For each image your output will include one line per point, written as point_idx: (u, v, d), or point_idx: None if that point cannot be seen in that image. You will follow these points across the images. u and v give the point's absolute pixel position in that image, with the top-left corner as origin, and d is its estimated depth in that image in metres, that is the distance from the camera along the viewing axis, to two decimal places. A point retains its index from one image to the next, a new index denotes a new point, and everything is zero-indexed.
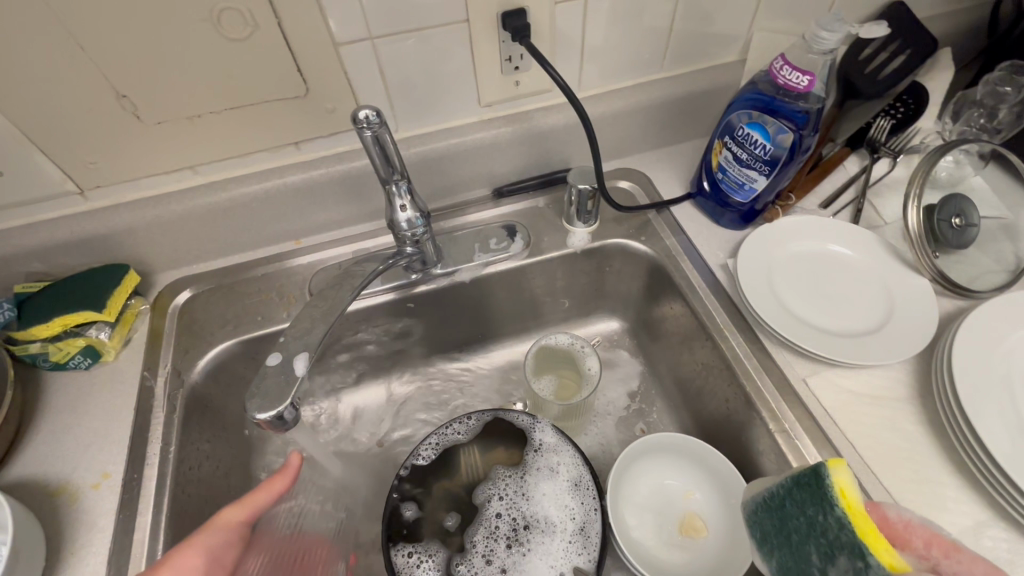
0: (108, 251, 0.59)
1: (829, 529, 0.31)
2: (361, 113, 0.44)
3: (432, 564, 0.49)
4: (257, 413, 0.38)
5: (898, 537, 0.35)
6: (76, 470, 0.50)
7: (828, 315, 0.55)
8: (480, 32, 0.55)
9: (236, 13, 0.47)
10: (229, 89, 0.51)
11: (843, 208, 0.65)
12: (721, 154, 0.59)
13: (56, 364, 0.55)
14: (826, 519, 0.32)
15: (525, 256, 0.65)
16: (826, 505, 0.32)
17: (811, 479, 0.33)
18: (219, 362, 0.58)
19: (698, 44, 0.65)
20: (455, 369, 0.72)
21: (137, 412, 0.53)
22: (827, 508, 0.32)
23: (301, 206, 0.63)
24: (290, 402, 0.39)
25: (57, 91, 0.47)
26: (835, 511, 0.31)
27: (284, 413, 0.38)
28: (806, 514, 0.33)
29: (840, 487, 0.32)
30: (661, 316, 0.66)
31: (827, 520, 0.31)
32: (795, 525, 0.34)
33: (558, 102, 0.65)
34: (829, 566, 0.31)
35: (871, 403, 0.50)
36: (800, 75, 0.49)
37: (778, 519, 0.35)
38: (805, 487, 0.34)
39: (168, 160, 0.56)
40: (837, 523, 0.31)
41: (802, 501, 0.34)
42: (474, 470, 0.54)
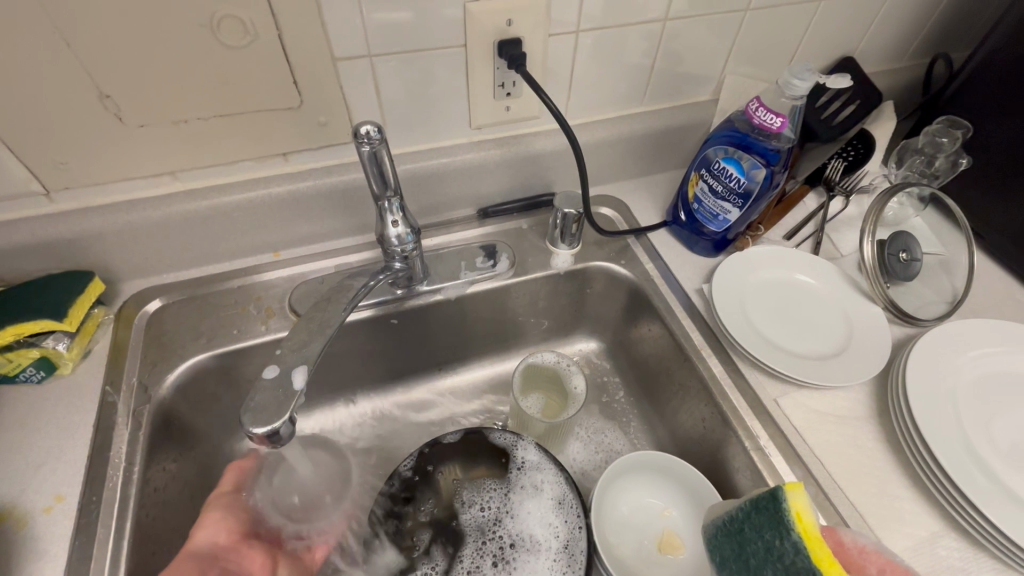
0: (72, 256, 0.56)
1: (786, 554, 0.34)
2: (363, 127, 0.45)
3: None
4: (252, 427, 0.36)
5: (853, 564, 0.38)
6: (25, 493, 0.46)
7: (794, 339, 0.59)
8: (476, 58, 0.57)
9: (236, 22, 0.46)
10: (221, 97, 0.51)
11: (805, 240, 0.71)
12: (697, 186, 0.63)
13: (4, 376, 0.51)
14: (783, 544, 0.34)
15: (510, 275, 0.66)
16: (783, 529, 0.35)
17: (769, 502, 0.36)
18: (190, 376, 0.56)
19: (676, 82, 0.70)
20: (435, 387, 0.72)
21: (97, 430, 0.50)
22: (784, 533, 0.35)
23: (285, 218, 0.61)
24: (289, 417, 0.37)
25: (33, 86, 0.45)
26: (791, 535, 0.34)
27: (280, 429, 0.37)
28: (763, 538, 0.36)
29: (796, 511, 0.35)
30: (638, 337, 0.68)
31: (783, 544, 0.34)
32: (753, 549, 0.37)
33: (545, 128, 0.67)
34: None
35: (836, 422, 0.54)
36: (774, 117, 0.53)
37: (738, 543, 0.38)
38: (764, 510, 0.36)
39: (148, 165, 0.54)
40: (793, 548, 0.34)
41: (759, 526, 0.37)
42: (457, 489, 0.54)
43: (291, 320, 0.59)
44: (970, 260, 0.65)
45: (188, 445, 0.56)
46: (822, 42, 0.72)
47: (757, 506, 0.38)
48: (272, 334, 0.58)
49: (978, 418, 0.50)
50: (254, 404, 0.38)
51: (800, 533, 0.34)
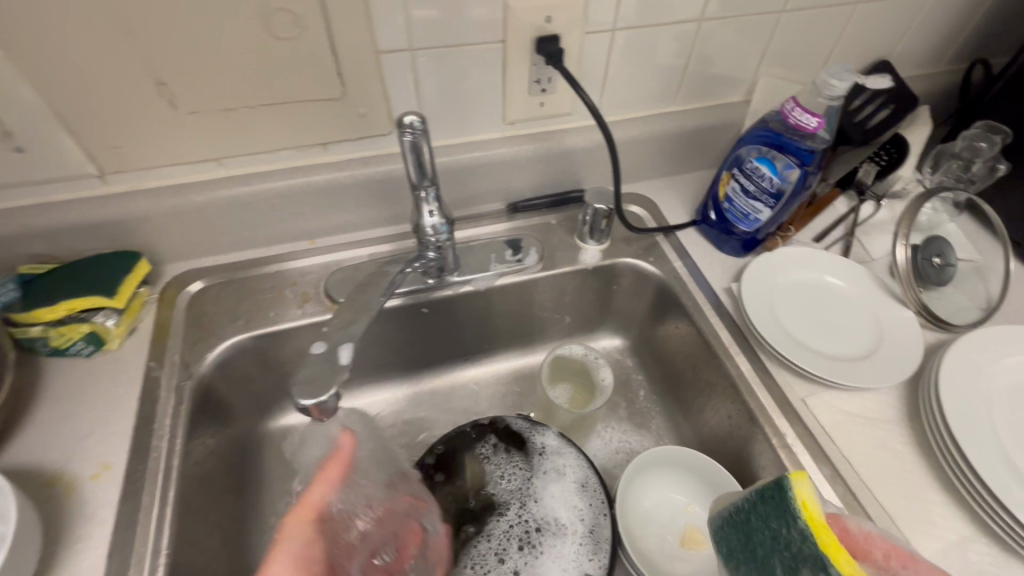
0: (121, 237, 0.58)
1: (793, 543, 0.32)
2: (407, 118, 0.46)
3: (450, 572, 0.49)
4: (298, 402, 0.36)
5: (860, 549, 0.35)
6: (74, 459, 0.48)
7: (824, 339, 0.58)
8: (514, 54, 0.58)
9: (288, 14, 0.48)
10: (268, 86, 0.52)
11: (834, 243, 0.70)
12: (728, 185, 0.63)
13: (55, 349, 0.53)
14: (790, 532, 0.33)
15: (539, 269, 0.67)
16: (789, 519, 0.33)
17: (774, 492, 0.34)
18: (229, 356, 0.58)
19: (708, 82, 0.70)
20: (460, 378, 0.73)
21: (142, 403, 0.52)
22: (790, 521, 0.33)
23: (322, 207, 0.63)
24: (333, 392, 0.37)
25: (95, 72, 0.47)
26: (798, 524, 0.32)
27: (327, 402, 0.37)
28: (770, 529, 0.34)
29: (802, 500, 0.33)
30: (664, 335, 0.68)
31: (790, 534, 0.32)
32: (759, 540, 0.35)
33: (577, 125, 0.68)
34: None
35: (865, 424, 0.53)
36: (811, 117, 0.53)
37: (744, 535, 0.36)
38: (769, 500, 0.35)
39: (196, 151, 0.56)
40: (800, 536, 0.32)
41: (765, 516, 0.35)
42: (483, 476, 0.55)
43: (326, 306, 0.61)
44: (1006, 267, 0.64)
45: (224, 422, 0.58)
46: (858, 45, 0.72)
47: (764, 495, 0.36)
48: (308, 318, 0.60)
49: (1012, 425, 0.50)
50: (300, 378, 0.39)
51: (807, 521, 0.32)
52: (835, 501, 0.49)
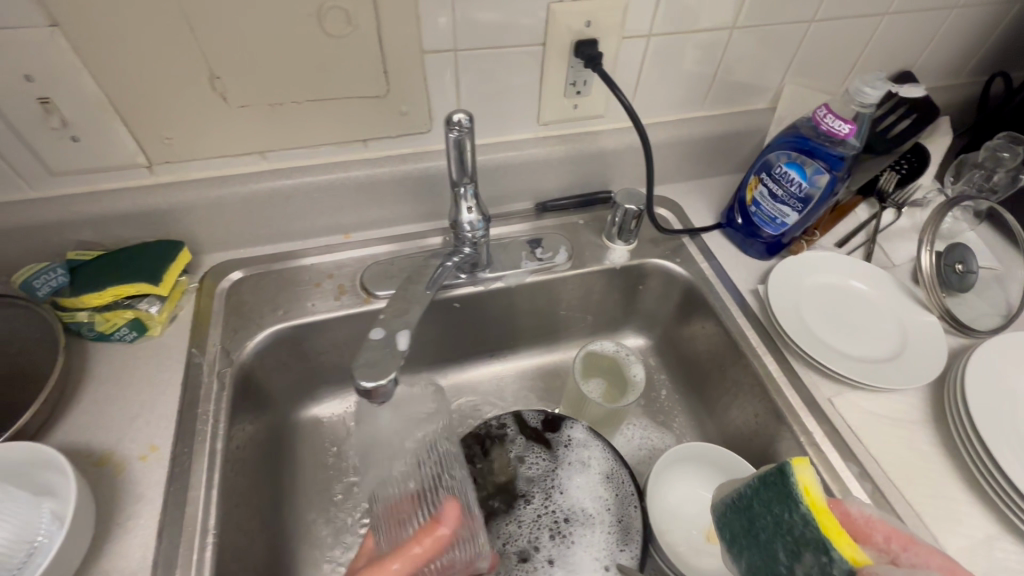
0: (165, 226, 0.60)
1: (795, 527, 0.33)
2: (456, 115, 0.48)
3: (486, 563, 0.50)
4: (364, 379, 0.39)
5: (860, 533, 0.35)
6: (122, 441, 0.49)
7: (847, 341, 0.60)
8: (553, 56, 0.59)
9: (341, 13, 0.49)
10: (316, 82, 0.54)
11: (856, 249, 0.72)
12: (756, 189, 0.65)
13: (101, 334, 0.55)
14: (792, 516, 0.34)
15: (568, 267, 0.68)
16: (791, 503, 0.34)
17: (776, 478, 0.35)
18: (268, 345, 0.59)
19: (736, 88, 0.72)
20: (485, 373, 0.74)
21: (186, 388, 0.53)
22: (792, 506, 0.34)
23: (359, 201, 0.65)
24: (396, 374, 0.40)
25: (153, 64, 0.49)
26: (800, 508, 0.33)
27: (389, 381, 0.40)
28: (772, 513, 0.35)
29: (804, 485, 0.34)
30: (689, 335, 0.70)
31: (793, 518, 0.34)
32: (761, 525, 0.36)
33: (608, 128, 0.69)
34: (795, 562, 0.33)
35: (890, 424, 0.55)
36: (842, 123, 0.55)
37: (745, 520, 0.37)
38: (771, 485, 0.36)
39: (242, 144, 0.57)
40: (802, 520, 0.33)
41: (767, 501, 0.36)
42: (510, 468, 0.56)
43: (362, 299, 0.62)
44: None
45: (262, 410, 0.59)
46: (883, 55, 0.74)
47: (762, 482, 0.37)
48: (345, 309, 0.61)
49: None
50: (365, 359, 0.41)
51: (809, 506, 0.33)
52: (863, 497, 0.50)
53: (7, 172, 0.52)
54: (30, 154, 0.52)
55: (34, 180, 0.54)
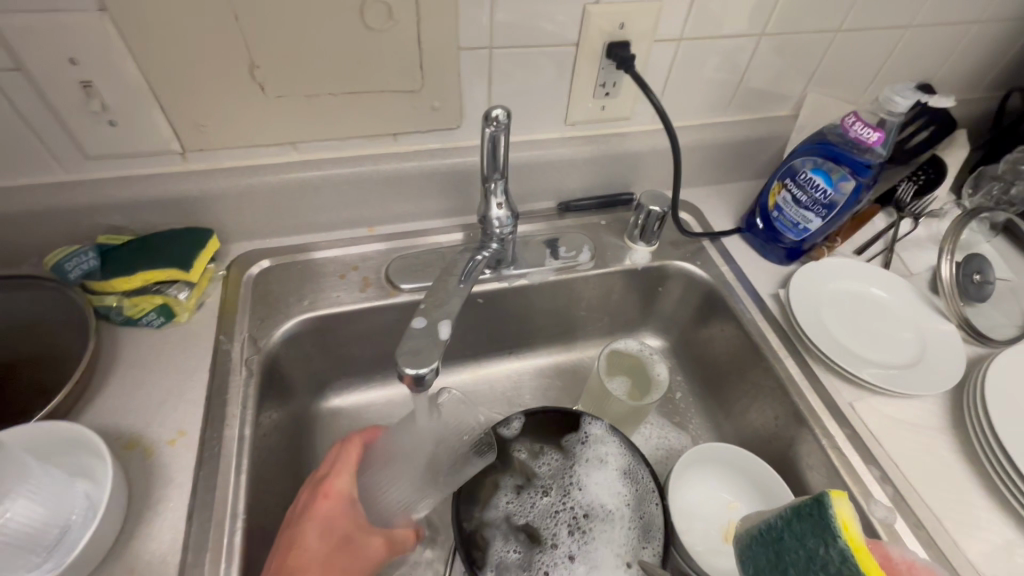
0: (194, 213, 0.60)
1: (829, 563, 0.29)
2: (494, 111, 0.48)
3: (512, 562, 0.49)
4: (406, 366, 0.40)
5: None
6: (151, 424, 0.49)
7: (868, 347, 0.60)
8: (584, 57, 0.60)
9: (383, 7, 0.50)
10: (351, 74, 0.54)
11: (874, 257, 0.73)
12: (780, 195, 0.65)
13: (128, 319, 0.55)
14: (827, 551, 0.30)
15: (590, 267, 0.69)
16: (827, 537, 0.30)
17: (812, 509, 0.32)
18: (293, 334, 0.59)
19: (759, 95, 0.73)
20: (503, 369, 0.74)
21: (214, 374, 0.53)
22: (828, 540, 0.30)
23: (386, 194, 0.65)
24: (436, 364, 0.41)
25: (194, 50, 0.49)
26: (837, 543, 0.29)
27: (427, 373, 0.40)
28: (806, 547, 0.31)
29: (843, 520, 0.30)
30: (708, 337, 0.70)
31: (828, 553, 0.29)
32: (791, 560, 0.32)
33: (633, 130, 0.70)
34: None
35: (910, 428, 0.55)
36: (871, 131, 0.55)
37: (775, 554, 0.33)
38: (807, 517, 0.32)
39: (276, 134, 0.58)
40: (840, 556, 0.29)
41: (801, 533, 0.32)
42: (527, 467, 0.55)
43: (387, 291, 0.63)
44: None
45: (285, 398, 0.59)
46: (904, 67, 0.75)
47: (803, 523, 0.32)
48: (370, 301, 0.62)
49: None
50: (408, 348, 0.41)
51: (849, 542, 0.29)
52: (885, 500, 0.50)
53: (44, 154, 0.53)
54: (67, 137, 0.52)
55: (69, 163, 0.54)
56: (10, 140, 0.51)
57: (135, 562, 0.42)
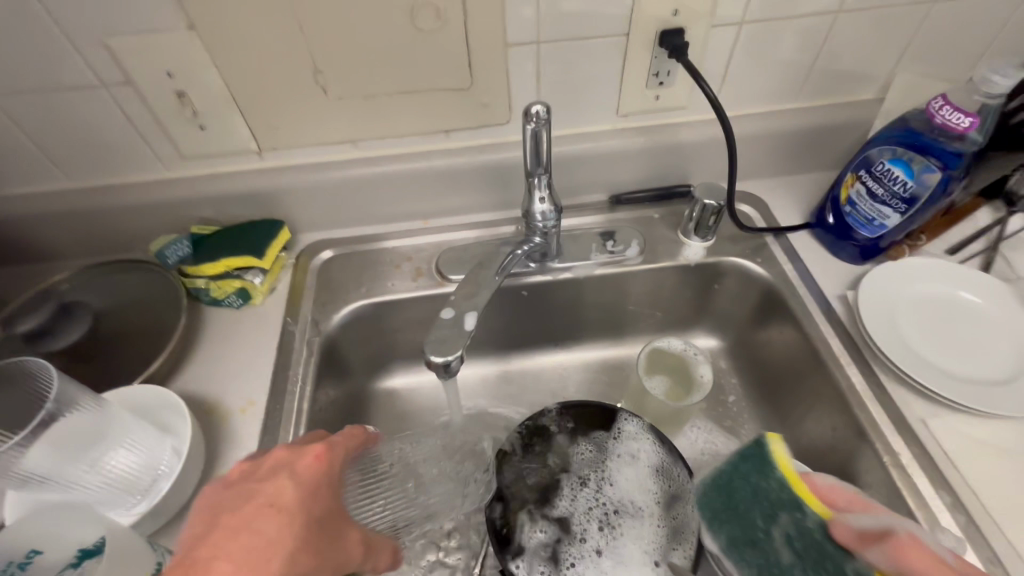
0: (269, 206, 0.66)
1: (771, 490, 0.38)
2: (534, 107, 0.49)
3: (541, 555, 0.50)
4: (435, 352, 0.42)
5: (825, 496, 0.39)
6: (227, 394, 0.56)
7: (951, 359, 0.54)
8: (635, 46, 0.58)
9: (432, 10, 0.52)
10: (404, 75, 0.57)
11: (971, 258, 0.64)
12: (853, 188, 0.60)
13: (214, 300, 0.62)
14: (769, 482, 0.38)
15: (638, 262, 0.68)
16: (766, 470, 0.39)
17: (754, 451, 0.40)
18: (350, 319, 0.64)
19: (837, 78, 0.66)
20: (550, 362, 0.75)
21: (280, 352, 0.59)
22: (768, 472, 0.38)
23: (438, 189, 0.68)
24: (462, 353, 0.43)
25: (266, 59, 0.54)
26: (775, 474, 0.38)
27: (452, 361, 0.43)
28: (750, 482, 0.39)
29: (778, 455, 0.39)
30: (765, 340, 0.66)
31: (769, 483, 0.38)
32: (741, 496, 0.39)
33: (691, 120, 0.67)
34: (773, 523, 0.37)
35: (995, 452, 0.49)
36: (963, 116, 0.49)
37: (726, 495, 0.40)
38: (749, 458, 0.40)
39: (338, 133, 0.62)
40: (779, 484, 0.38)
41: (746, 472, 0.39)
42: (558, 460, 0.55)
43: (436, 282, 0.66)
44: None
45: (342, 378, 0.64)
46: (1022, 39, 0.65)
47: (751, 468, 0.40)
48: (420, 291, 0.65)
49: None
50: (433, 338, 0.46)
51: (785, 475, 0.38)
52: (954, 529, 0.45)
53: (150, 154, 0.61)
54: (167, 140, 0.60)
55: (169, 162, 0.62)
56: (124, 144, 0.59)
57: None
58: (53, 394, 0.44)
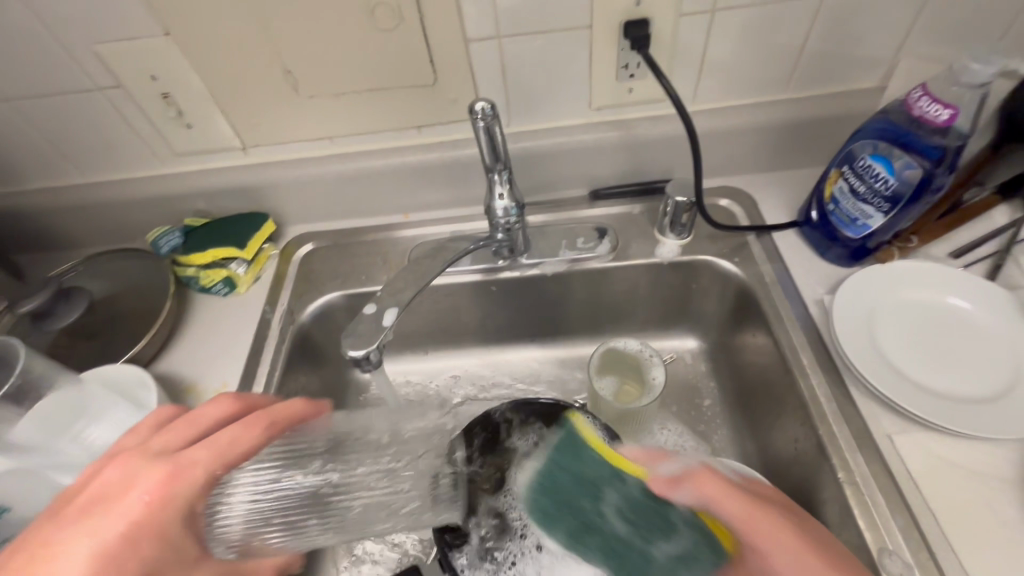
0: (255, 200, 0.70)
1: (587, 469, 0.38)
2: (478, 105, 0.49)
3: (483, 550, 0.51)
4: (350, 349, 0.48)
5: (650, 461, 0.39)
6: (205, 376, 0.61)
7: (932, 373, 0.50)
8: (600, 38, 0.57)
9: (388, 8, 0.53)
10: (369, 73, 0.59)
11: (978, 262, 0.58)
12: (836, 184, 0.56)
13: (202, 287, 0.67)
14: (585, 465, 0.38)
15: (610, 259, 0.66)
16: (581, 455, 0.38)
17: (568, 439, 0.40)
18: (325, 309, 0.67)
19: (832, 66, 0.62)
20: (528, 357, 0.74)
21: (255, 339, 0.63)
22: (584, 455, 0.38)
23: (413, 184, 0.69)
24: (375, 347, 0.48)
25: (237, 61, 0.57)
26: (592, 454, 0.38)
27: (369, 354, 0.48)
28: (568, 471, 0.38)
29: (588, 436, 0.39)
30: (742, 343, 0.64)
31: (587, 466, 0.38)
32: (562, 488, 0.38)
33: (669, 113, 0.65)
34: (600, 504, 0.37)
35: (966, 476, 0.45)
36: (941, 107, 0.46)
37: (551, 493, 0.38)
38: (563, 447, 0.40)
39: (313, 130, 0.65)
40: (599, 464, 0.38)
41: (559, 460, 0.39)
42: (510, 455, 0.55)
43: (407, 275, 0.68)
44: None
45: (316, 365, 0.68)
46: None
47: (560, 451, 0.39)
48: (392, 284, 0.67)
49: None
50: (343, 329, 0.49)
51: (592, 443, 0.39)
52: (905, 555, 0.42)
53: (146, 151, 0.66)
54: (159, 138, 0.64)
55: (163, 159, 0.67)
56: (122, 141, 0.65)
57: None
58: (19, 368, 0.49)
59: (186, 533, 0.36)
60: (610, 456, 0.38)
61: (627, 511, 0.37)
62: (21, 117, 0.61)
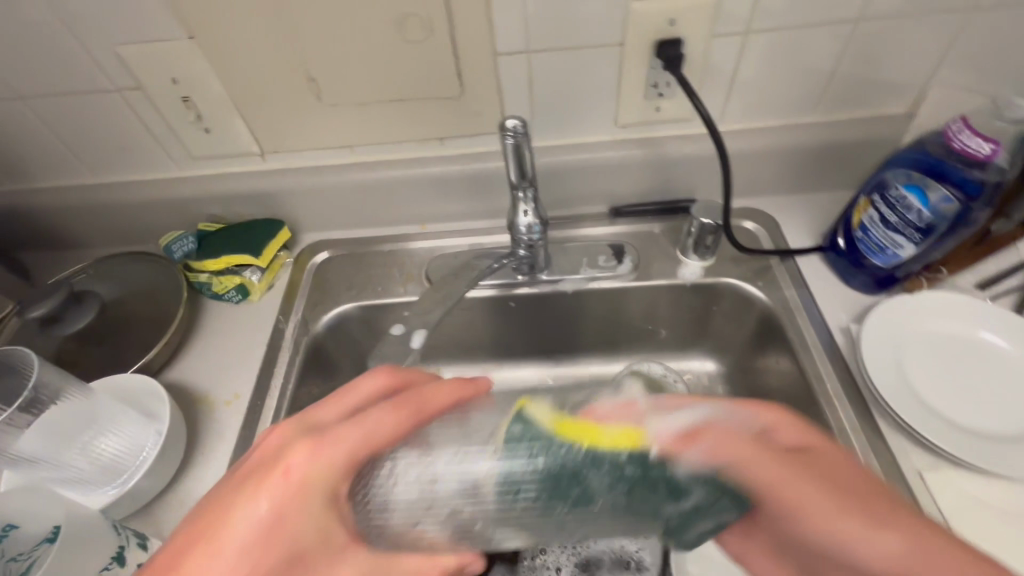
0: (271, 206, 0.69)
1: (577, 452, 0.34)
2: (510, 122, 0.48)
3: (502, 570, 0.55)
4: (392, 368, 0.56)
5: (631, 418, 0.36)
6: (215, 385, 0.59)
7: (962, 409, 0.49)
8: (631, 56, 0.56)
9: (419, 20, 0.52)
10: (394, 83, 0.58)
11: (1006, 294, 0.57)
12: (865, 213, 0.55)
13: (215, 294, 0.66)
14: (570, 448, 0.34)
15: (631, 279, 0.65)
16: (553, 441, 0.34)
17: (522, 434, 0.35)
18: (340, 320, 0.66)
19: (861, 91, 0.61)
20: (542, 374, 0.73)
21: (268, 349, 0.62)
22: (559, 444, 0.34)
23: (433, 195, 0.68)
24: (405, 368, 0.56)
25: (262, 67, 0.56)
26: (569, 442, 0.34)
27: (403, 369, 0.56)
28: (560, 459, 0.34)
29: (550, 421, 0.35)
30: (763, 368, 0.63)
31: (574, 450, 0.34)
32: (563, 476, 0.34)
33: (695, 133, 0.64)
34: (607, 473, 0.34)
35: (998, 516, 0.44)
36: (983, 142, 0.46)
37: (551, 481, 0.34)
38: (522, 445, 0.35)
39: (334, 138, 0.63)
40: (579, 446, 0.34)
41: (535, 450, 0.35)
42: None
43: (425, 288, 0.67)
44: None
45: (329, 376, 0.66)
46: None
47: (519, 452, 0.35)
48: (409, 296, 0.66)
49: None
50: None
51: (554, 428, 0.35)
52: None
53: (162, 154, 0.65)
54: (176, 141, 0.63)
55: (179, 162, 0.66)
56: (138, 144, 0.63)
57: (184, 496, 0.52)
58: (34, 383, 0.48)
59: (329, 513, 0.33)
60: (609, 439, 0.34)
61: (621, 483, 0.34)
62: (36, 117, 0.60)
